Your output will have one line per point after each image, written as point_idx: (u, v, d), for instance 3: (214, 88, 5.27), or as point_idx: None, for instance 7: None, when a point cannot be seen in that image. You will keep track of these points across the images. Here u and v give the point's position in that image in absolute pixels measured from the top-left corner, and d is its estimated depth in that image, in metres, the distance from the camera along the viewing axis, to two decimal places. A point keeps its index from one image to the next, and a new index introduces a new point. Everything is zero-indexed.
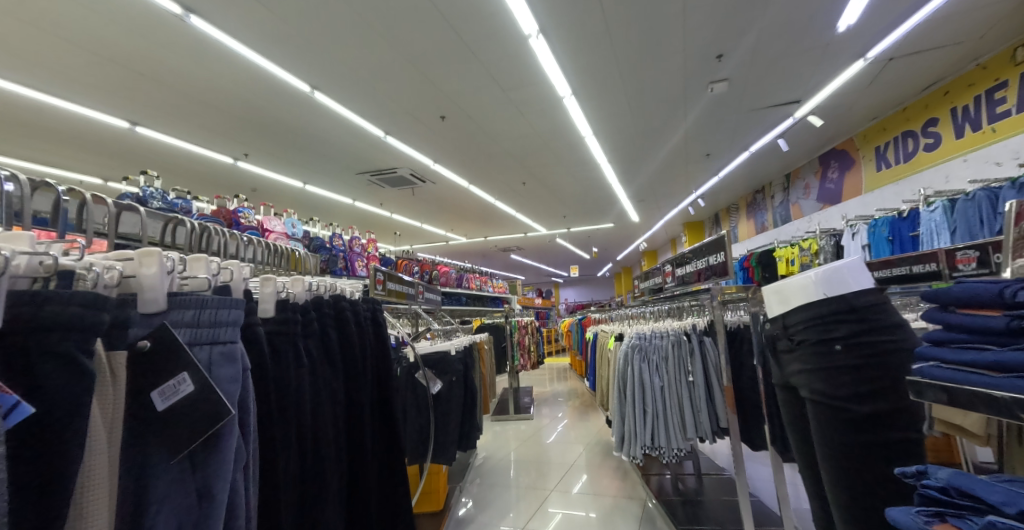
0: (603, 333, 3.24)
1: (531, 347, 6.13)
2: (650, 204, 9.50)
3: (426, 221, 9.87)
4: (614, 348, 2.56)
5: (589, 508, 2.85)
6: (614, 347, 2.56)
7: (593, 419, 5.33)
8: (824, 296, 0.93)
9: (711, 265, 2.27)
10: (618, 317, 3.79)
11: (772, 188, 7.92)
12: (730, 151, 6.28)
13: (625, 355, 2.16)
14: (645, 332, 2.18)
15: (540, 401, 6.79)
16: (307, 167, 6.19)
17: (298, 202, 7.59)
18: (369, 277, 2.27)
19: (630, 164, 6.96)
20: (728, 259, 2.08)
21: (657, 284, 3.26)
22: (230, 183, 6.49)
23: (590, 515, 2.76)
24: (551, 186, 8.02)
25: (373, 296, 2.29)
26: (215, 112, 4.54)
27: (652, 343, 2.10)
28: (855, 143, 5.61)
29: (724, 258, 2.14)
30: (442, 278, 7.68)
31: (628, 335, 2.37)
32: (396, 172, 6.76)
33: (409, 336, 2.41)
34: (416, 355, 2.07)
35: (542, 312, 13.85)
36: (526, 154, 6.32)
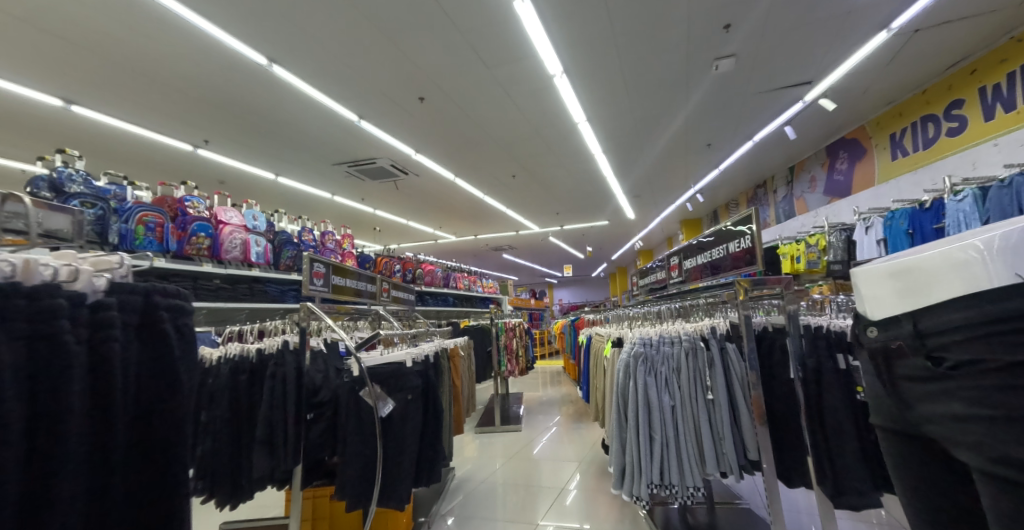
0: (597, 337, 2.80)
1: (521, 350, 5.71)
2: (646, 200, 9.14)
3: (412, 218, 9.42)
4: (611, 355, 2.12)
5: (583, 520, 2.74)
6: (612, 354, 2.12)
7: (588, 429, 4.92)
8: (1020, 280, 0.52)
9: (731, 254, 1.83)
10: (613, 319, 3.37)
11: (775, 181, 7.55)
12: (731, 140, 5.92)
13: (626, 367, 1.72)
14: (650, 337, 1.75)
15: (530, 408, 6.37)
16: (276, 156, 5.74)
17: (271, 196, 7.12)
18: (303, 269, 1.84)
19: (624, 156, 6.58)
20: (756, 246, 1.63)
21: (659, 282, 2.84)
22: (193, 173, 6.03)
23: (583, 527, 2.65)
24: (542, 180, 7.61)
25: (309, 293, 1.85)
26: (160, 88, 4.09)
27: (659, 351, 1.66)
28: (866, 131, 5.24)
29: (749, 245, 1.69)
30: (427, 277, 7.25)
31: (627, 340, 1.92)
32: (376, 162, 6.33)
33: (359, 343, 1.97)
34: (361, 369, 1.63)
35: (535, 314, 13.39)
36: (515, 143, 5.90)
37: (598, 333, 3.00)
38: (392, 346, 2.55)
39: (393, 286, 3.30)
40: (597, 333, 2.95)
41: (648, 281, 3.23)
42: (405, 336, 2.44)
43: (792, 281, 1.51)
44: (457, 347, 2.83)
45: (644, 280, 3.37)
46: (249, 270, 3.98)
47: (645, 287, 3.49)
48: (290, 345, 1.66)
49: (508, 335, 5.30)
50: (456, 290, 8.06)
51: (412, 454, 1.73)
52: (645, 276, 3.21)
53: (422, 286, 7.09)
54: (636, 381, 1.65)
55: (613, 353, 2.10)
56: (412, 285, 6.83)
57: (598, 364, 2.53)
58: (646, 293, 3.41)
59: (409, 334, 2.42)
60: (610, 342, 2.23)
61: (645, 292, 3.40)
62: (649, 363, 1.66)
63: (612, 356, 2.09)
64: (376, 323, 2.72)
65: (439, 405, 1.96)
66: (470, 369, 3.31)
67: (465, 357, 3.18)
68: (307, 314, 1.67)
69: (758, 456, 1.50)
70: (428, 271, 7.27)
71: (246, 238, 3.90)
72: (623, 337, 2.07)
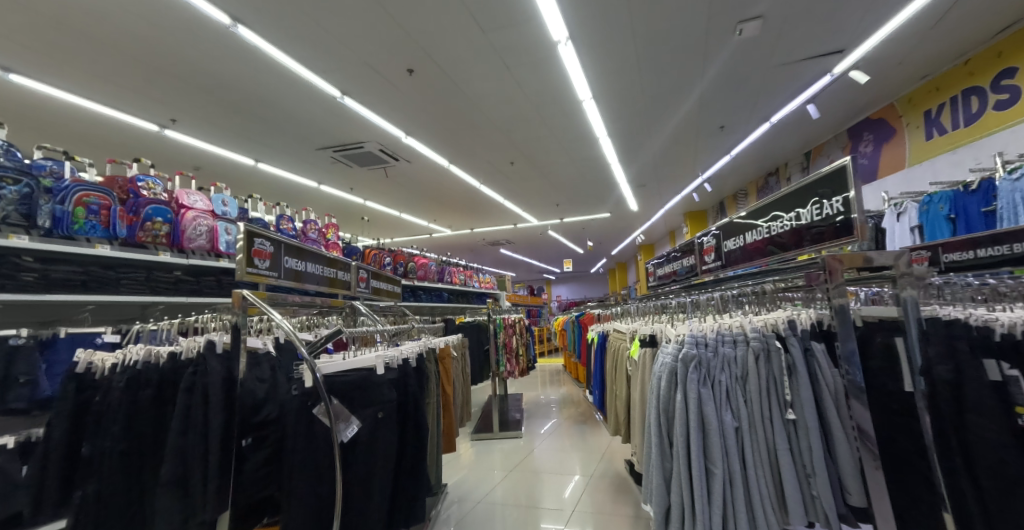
0: (614, 333, 2.37)
1: (522, 349, 5.31)
2: (650, 190, 8.76)
3: (405, 210, 9.01)
4: (641, 354, 1.70)
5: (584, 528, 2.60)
6: (642, 353, 1.70)
7: (595, 436, 4.52)
8: None
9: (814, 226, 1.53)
10: (633, 309, 2.99)
11: (789, 168, 7.17)
12: (746, 122, 5.53)
13: (670, 373, 1.31)
14: (700, 333, 1.33)
15: (531, 411, 5.97)
16: (255, 139, 5.32)
17: (252, 184, 6.70)
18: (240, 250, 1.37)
19: (630, 140, 6.19)
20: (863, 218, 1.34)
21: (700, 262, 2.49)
22: (165, 157, 5.60)
23: None
24: (542, 167, 7.20)
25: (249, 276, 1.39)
26: (110, 53, 3.70)
27: (718, 354, 1.25)
28: (895, 110, 4.84)
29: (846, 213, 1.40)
30: (420, 272, 6.84)
31: (666, 336, 1.50)
32: (364, 147, 5.91)
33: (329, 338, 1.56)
34: (316, 379, 1.18)
35: (533, 311, 12.99)
36: (513, 125, 5.49)
37: (615, 328, 2.58)
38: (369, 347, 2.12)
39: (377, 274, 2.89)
40: (613, 328, 2.54)
41: (682, 265, 2.89)
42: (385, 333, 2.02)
43: (906, 257, 1.15)
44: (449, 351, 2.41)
45: (675, 263, 3.05)
46: (217, 261, 3.38)
47: (673, 275, 3.13)
48: (219, 347, 1.20)
49: (507, 333, 4.90)
50: (451, 285, 7.65)
51: (385, 492, 1.30)
52: (682, 252, 2.91)
53: (415, 280, 6.67)
54: (684, 393, 1.23)
55: (643, 351, 1.67)
56: (403, 279, 6.42)
57: (619, 362, 2.10)
58: (676, 278, 3.07)
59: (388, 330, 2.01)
60: (638, 337, 1.81)
61: (676, 278, 3.06)
62: (703, 370, 1.24)
63: (643, 356, 1.67)
64: (352, 318, 2.28)
65: (424, 422, 1.53)
66: (466, 370, 2.91)
67: (459, 358, 2.77)
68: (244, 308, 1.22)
69: (863, 501, 1.09)
70: (421, 265, 6.85)
71: (213, 224, 3.27)
72: (657, 332, 1.64)
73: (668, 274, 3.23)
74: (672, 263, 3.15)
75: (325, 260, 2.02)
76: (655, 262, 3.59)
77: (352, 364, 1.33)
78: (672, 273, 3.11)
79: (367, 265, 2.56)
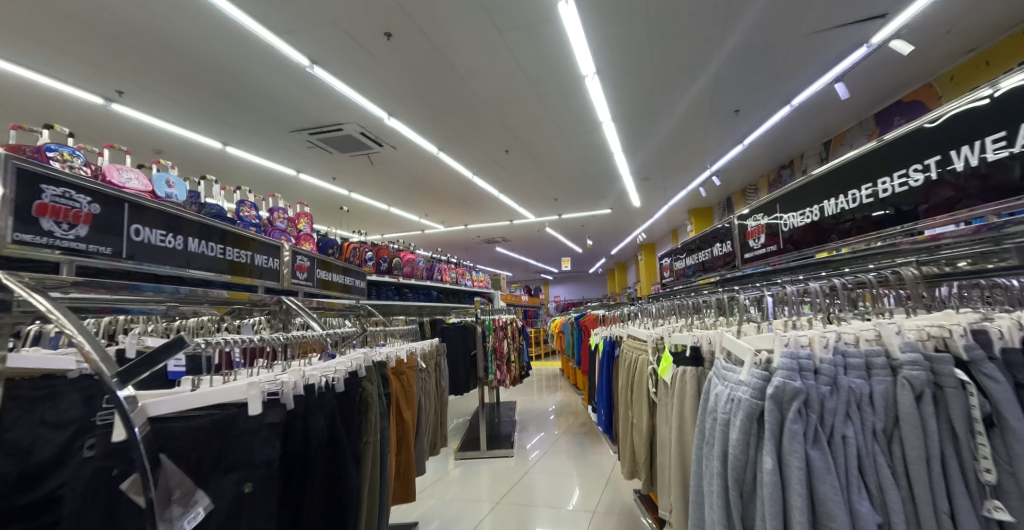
0: (627, 341, 1.82)
1: (515, 355, 4.78)
2: (654, 184, 8.29)
3: (393, 202, 8.52)
4: (672, 373, 1.18)
5: None
6: (673, 372, 1.18)
7: (596, 453, 4.04)
8: None
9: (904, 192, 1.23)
10: (645, 308, 2.60)
11: (805, 160, 6.71)
12: (764, 104, 5.06)
13: (751, 415, 0.80)
14: (802, 347, 0.82)
15: (526, 421, 5.48)
16: (220, 116, 4.83)
17: (224, 171, 6.21)
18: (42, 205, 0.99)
19: (635, 126, 5.71)
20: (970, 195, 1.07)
21: (727, 255, 2.27)
22: (122, 137, 5.12)
23: None
24: (539, 156, 6.72)
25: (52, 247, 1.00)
26: (35, 8, 3.20)
27: (835, 392, 0.77)
28: (934, 90, 4.36)
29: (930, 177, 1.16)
30: (407, 268, 6.34)
31: (727, 352, 0.98)
32: (343, 130, 5.42)
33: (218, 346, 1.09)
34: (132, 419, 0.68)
35: (529, 311, 12.48)
36: (507, 103, 5.01)
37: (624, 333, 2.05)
38: (309, 354, 1.64)
39: (329, 265, 2.48)
40: (622, 334, 2.02)
41: (703, 264, 2.61)
42: (326, 337, 1.55)
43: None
44: (414, 361, 1.93)
45: (691, 262, 2.76)
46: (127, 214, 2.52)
47: (689, 273, 2.82)
48: None
49: (497, 336, 4.39)
50: (441, 283, 7.16)
51: None
52: (702, 246, 2.64)
53: (400, 277, 6.18)
54: (773, 448, 0.76)
55: (678, 368, 1.16)
56: (387, 276, 5.92)
57: (636, 377, 1.59)
58: (689, 279, 2.82)
59: (329, 333, 1.55)
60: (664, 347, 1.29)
61: (691, 276, 2.77)
62: (812, 415, 0.76)
63: (678, 374, 1.15)
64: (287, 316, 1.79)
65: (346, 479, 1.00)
66: (442, 385, 2.40)
67: (432, 371, 2.26)
68: (6, 316, 0.73)
69: None
70: (408, 260, 6.36)
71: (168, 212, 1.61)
72: (701, 342, 1.13)
73: (691, 269, 2.80)
74: (686, 262, 2.85)
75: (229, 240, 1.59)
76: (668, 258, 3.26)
77: (221, 396, 0.80)
78: (689, 270, 2.82)
79: (310, 252, 2.16)
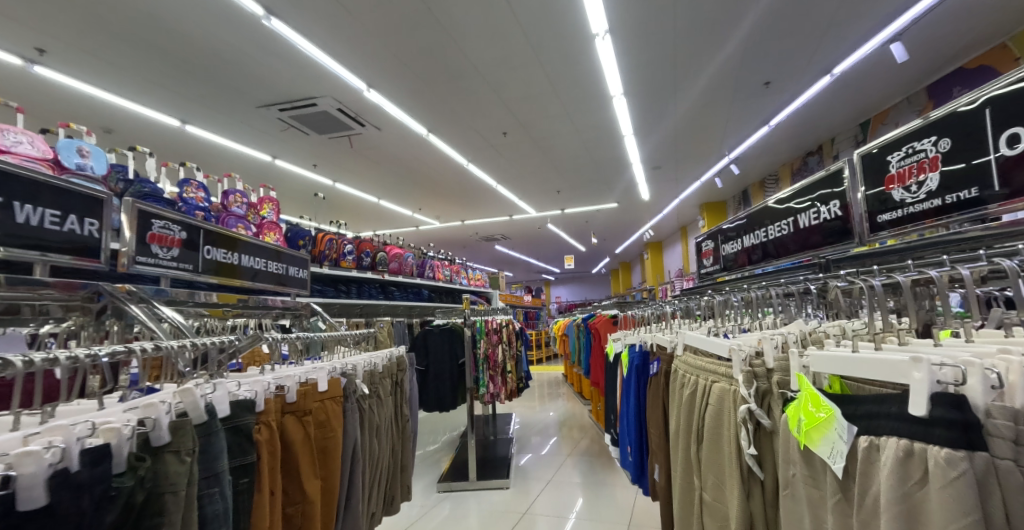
0: (682, 359, 1.13)
1: (514, 364, 4.08)
2: (663, 174, 7.68)
3: (383, 194, 7.93)
4: (848, 435, 0.66)
5: None
6: (848, 430, 0.66)
7: (612, 483, 3.40)
8: None
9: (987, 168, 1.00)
10: (694, 305, 1.88)
11: (836, 144, 6.09)
12: (799, 74, 4.47)
13: None
14: None
15: (524, 437, 4.84)
16: (172, 80, 4.27)
17: (186, 153, 5.64)
18: None
19: (649, 103, 5.13)
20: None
21: (799, 232, 1.57)
22: (64, 111, 4.55)
23: None
24: (539, 139, 6.10)
25: None
26: None
27: None
28: (1009, 52, 3.77)
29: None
30: (394, 264, 5.73)
31: None
32: (316, 104, 4.86)
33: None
34: None
35: (532, 312, 11.83)
36: (503, 70, 4.41)
37: (665, 340, 1.39)
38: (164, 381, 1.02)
39: (269, 250, 1.80)
40: (664, 344, 1.38)
41: (758, 248, 1.83)
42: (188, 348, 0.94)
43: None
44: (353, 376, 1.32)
45: (738, 250, 1.98)
46: None
47: (738, 263, 2.02)
48: None
49: (490, 341, 3.72)
50: (432, 281, 6.54)
51: None
52: (756, 225, 1.85)
53: (385, 273, 5.57)
54: None
55: (912, 442, 0.60)
56: (369, 271, 5.31)
57: (710, 421, 0.94)
58: (737, 268, 2.02)
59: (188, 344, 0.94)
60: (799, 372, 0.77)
61: (741, 267, 1.97)
62: None
63: (892, 454, 0.61)
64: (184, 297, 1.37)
65: None
66: (405, 414, 1.73)
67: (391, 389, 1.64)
68: None
69: None
70: (395, 255, 5.75)
71: None
72: (968, 374, 0.58)
73: (744, 254, 1.96)
74: (733, 249, 2.04)
75: (86, 206, 1.05)
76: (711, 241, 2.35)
77: None
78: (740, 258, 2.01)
79: (183, 214, 1.26)
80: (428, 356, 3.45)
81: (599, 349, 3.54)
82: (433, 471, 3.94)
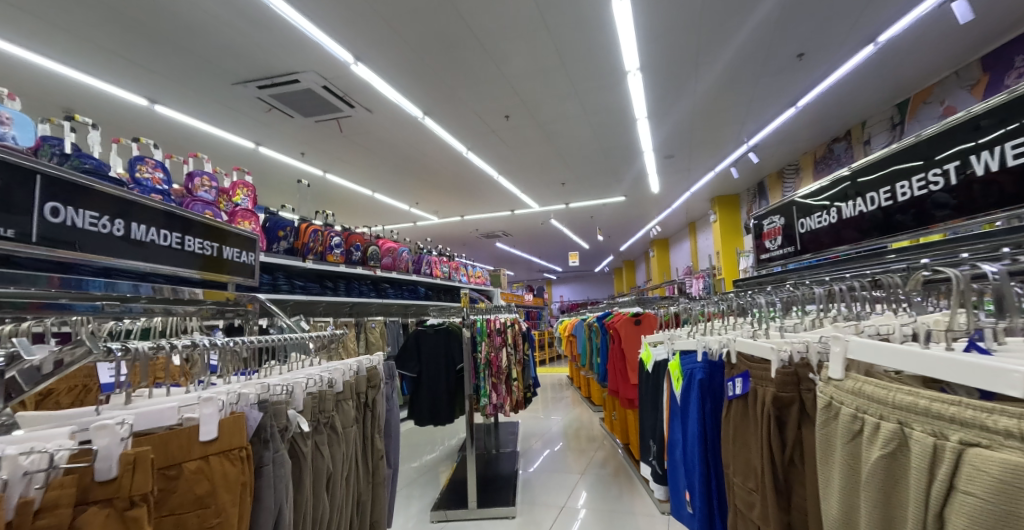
0: (852, 380, 0.71)
1: (520, 370, 3.58)
2: (675, 165, 7.22)
3: (377, 186, 7.47)
4: None
5: None
6: None
7: (634, 507, 2.93)
8: None
9: None
10: (777, 297, 1.41)
11: (867, 128, 5.60)
12: (838, 41, 4.01)
13: None
14: None
15: (529, 449, 4.38)
16: (133, 49, 3.81)
17: (160, 137, 5.20)
18: None
19: (666, 80, 4.67)
20: None
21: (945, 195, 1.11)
22: (16, 88, 4.11)
23: None
24: (544, 124, 5.64)
25: None
26: None
27: None
28: None
29: None
30: (387, 258, 5.27)
31: None
32: (299, 81, 4.40)
33: None
34: None
35: (534, 312, 11.35)
36: (505, 39, 3.94)
37: (760, 350, 0.95)
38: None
39: (203, 225, 1.25)
40: (761, 355, 0.94)
41: (873, 218, 1.39)
42: None
43: None
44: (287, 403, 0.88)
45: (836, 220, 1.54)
46: None
47: (836, 239, 1.55)
48: None
49: (493, 344, 3.25)
50: (430, 278, 6.08)
51: None
52: (867, 188, 1.40)
53: (378, 269, 5.11)
54: None
55: None
56: (359, 267, 4.85)
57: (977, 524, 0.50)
58: (836, 246, 1.56)
59: None
60: None
61: (842, 244, 1.52)
62: None
63: None
64: (173, 295, 1.13)
65: None
66: (380, 449, 1.25)
67: (359, 412, 1.18)
68: None
69: None
70: (388, 250, 5.30)
71: None
72: None
73: (849, 227, 1.49)
74: (827, 220, 1.60)
75: None
76: (780, 217, 1.92)
77: None
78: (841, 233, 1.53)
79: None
80: (420, 361, 2.98)
81: (619, 353, 3.08)
82: (427, 489, 3.48)
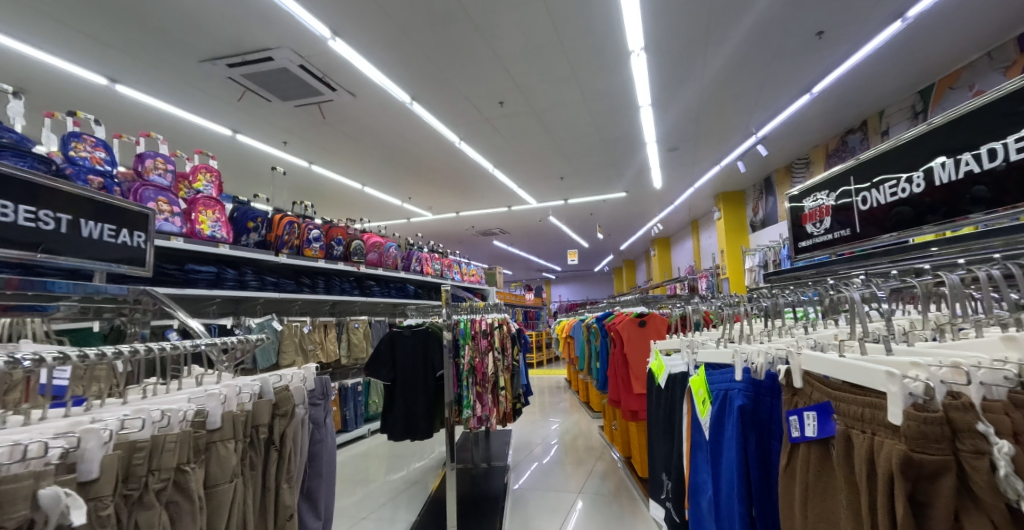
0: None
1: (510, 378, 3.06)
2: (678, 158, 6.88)
3: (365, 178, 7.09)
4: None
5: None
6: None
7: None
8: None
9: None
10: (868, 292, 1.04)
11: (885, 118, 5.25)
12: (863, 16, 3.65)
13: None
14: None
15: (523, 460, 4.02)
16: (86, 21, 3.44)
17: (127, 121, 4.85)
18: None
19: (672, 62, 4.32)
20: None
21: None
22: None
23: None
24: (541, 111, 5.27)
25: None
26: None
27: None
28: None
29: None
30: (372, 254, 4.91)
31: None
32: (273, 59, 4.04)
33: None
34: None
35: (531, 312, 10.97)
36: (496, 12, 3.58)
37: (860, 375, 0.67)
38: None
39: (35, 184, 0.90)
40: (870, 383, 0.65)
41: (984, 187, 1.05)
42: None
43: None
44: (61, 475, 0.62)
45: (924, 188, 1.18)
46: None
47: (917, 217, 1.21)
48: None
49: (478, 347, 2.93)
50: (420, 276, 5.71)
51: None
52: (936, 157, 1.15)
53: (362, 266, 4.74)
54: None
55: None
56: (341, 262, 4.49)
57: None
58: (922, 223, 1.19)
59: None
60: None
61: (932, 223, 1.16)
62: None
63: None
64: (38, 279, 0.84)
65: None
66: (290, 503, 0.94)
67: (256, 453, 0.89)
68: None
69: None
70: (373, 245, 4.93)
71: None
72: None
73: (943, 201, 1.14)
74: (905, 191, 1.24)
75: None
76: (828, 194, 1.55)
77: None
78: (930, 208, 1.17)
79: None
80: (394, 366, 2.62)
81: (621, 359, 2.72)
82: (406, 506, 3.13)
